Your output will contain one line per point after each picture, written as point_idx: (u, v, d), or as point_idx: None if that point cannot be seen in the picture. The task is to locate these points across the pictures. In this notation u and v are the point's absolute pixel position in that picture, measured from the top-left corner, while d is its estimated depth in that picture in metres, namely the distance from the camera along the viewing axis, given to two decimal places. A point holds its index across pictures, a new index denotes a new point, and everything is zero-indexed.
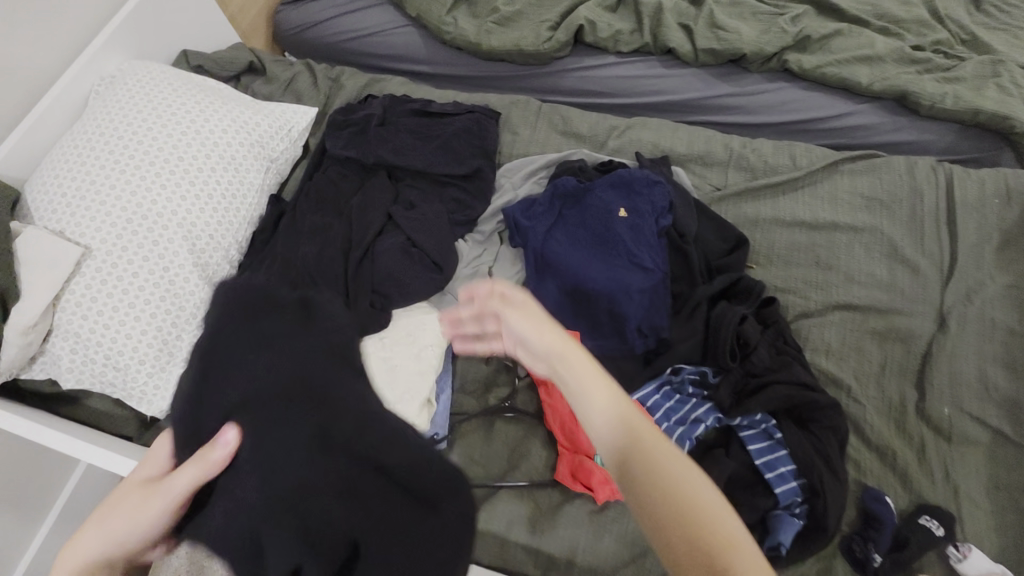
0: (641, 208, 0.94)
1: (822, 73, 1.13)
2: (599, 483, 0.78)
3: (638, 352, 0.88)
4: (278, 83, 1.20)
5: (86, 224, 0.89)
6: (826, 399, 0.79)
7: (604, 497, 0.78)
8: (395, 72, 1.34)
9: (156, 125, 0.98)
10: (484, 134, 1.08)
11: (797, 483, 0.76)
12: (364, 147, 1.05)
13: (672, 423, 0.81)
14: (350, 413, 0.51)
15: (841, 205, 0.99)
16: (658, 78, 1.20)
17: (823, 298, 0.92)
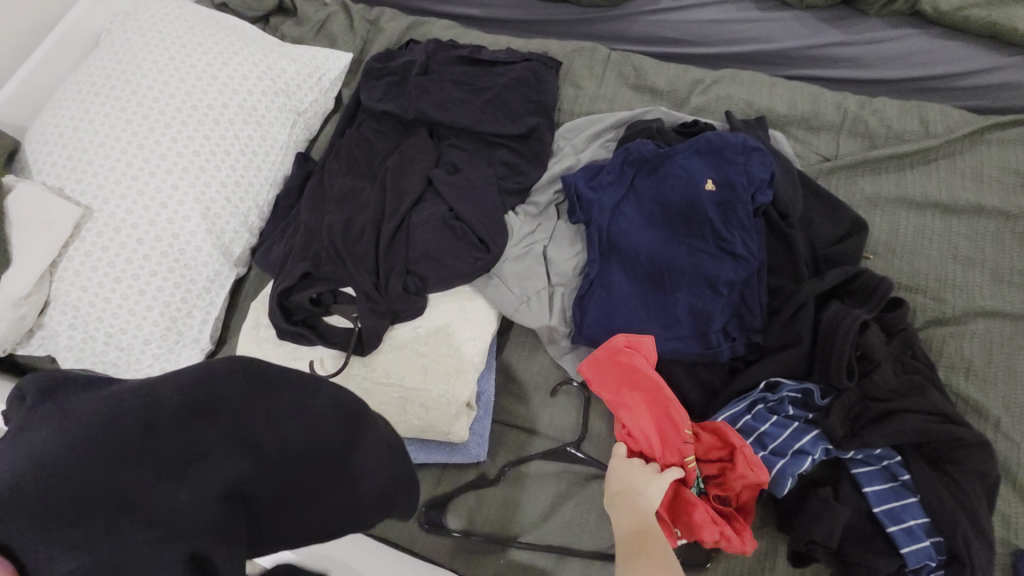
0: (735, 181, 0.76)
1: (967, 15, 0.90)
2: (705, 526, 0.61)
3: (723, 359, 0.72)
4: (307, 25, 1.05)
5: (88, 182, 0.78)
6: (971, 435, 0.62)
7: (712, 544, 0.61)
8: (440, 15, 1.17)
9: (168, 68, 0.86)
10: (541, 87, 0.91)
11: (931, 542, 0.60)
12: (402, 100, 0.90)
13: (769, 454, 0.65)
14: (175, 431, 0.41)
15: (987, 184, 0.79)
16: (751, 23, 1.00)
17: (963, 301, 0.73)
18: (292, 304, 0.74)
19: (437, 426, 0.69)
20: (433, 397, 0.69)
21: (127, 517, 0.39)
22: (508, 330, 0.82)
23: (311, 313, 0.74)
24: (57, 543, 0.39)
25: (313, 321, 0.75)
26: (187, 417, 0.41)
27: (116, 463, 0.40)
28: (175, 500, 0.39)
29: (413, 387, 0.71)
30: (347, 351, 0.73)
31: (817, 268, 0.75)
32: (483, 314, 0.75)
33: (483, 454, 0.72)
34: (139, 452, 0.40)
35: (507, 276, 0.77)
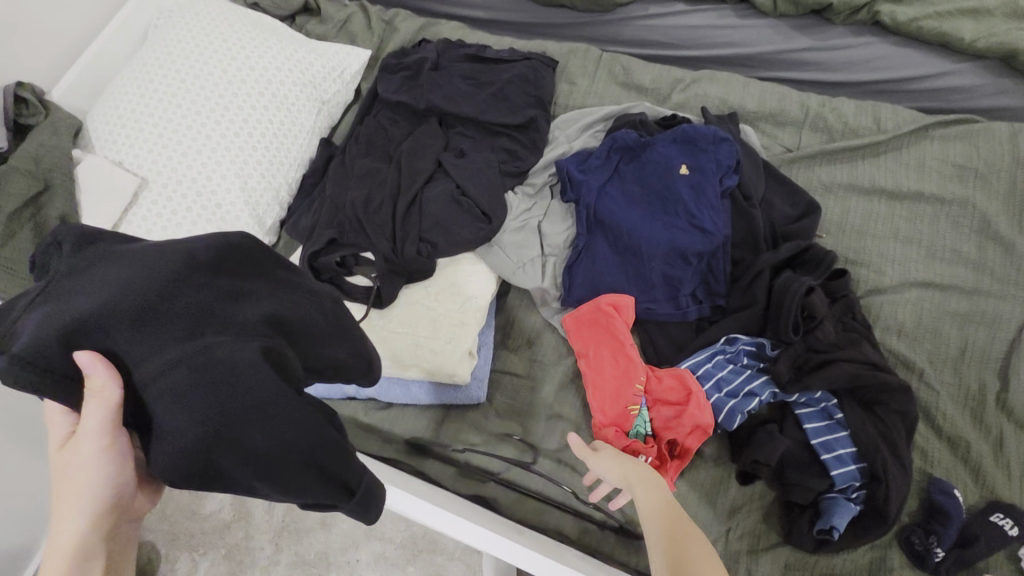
0: (705, 166, 0.87)
1: (919, 26, 1.00)
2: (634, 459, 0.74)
3: (691, 319, 0.84)
4: (331, 23, 1.17)
5: (144, 156, 0.90)
6: (895, 380, 0.74)
7: None
8: (450, 16, 1.29)
9: (212, 59, 0.98)
10: (540, 83, 1.03)
11: (856, 467, 0.72)
12: (417, 92, 1.02)
13: (723, 395, 0.77)
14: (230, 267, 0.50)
15: (928, 174, 0.90)
16: (729, 29, 1.11)
17: (900, 273, 0.84)
18: (321, 265, 0.86)
19: (443, 369, 0.80)
20: (440, 345, 0.81)
21: (206, 330, 0.46)
22: (506, 294, 0.93)
23: (337, 272, 0.85)
24: (152, 339, 0.45)
25: (339, 281, 0.87)
26: (240, 262, 0.51)
27: (185, 281, 0.47)
28: (244, 319, 0.48)
29: (424, 336, 0.82)
30: (367, 305, 0.84)
31: (773, 243, 0.86)
32: (485, 277, 0.87)
33: (482, 397, 0.84)
34: (204, 283, 0.48)
35: (507, 246, 0.89)
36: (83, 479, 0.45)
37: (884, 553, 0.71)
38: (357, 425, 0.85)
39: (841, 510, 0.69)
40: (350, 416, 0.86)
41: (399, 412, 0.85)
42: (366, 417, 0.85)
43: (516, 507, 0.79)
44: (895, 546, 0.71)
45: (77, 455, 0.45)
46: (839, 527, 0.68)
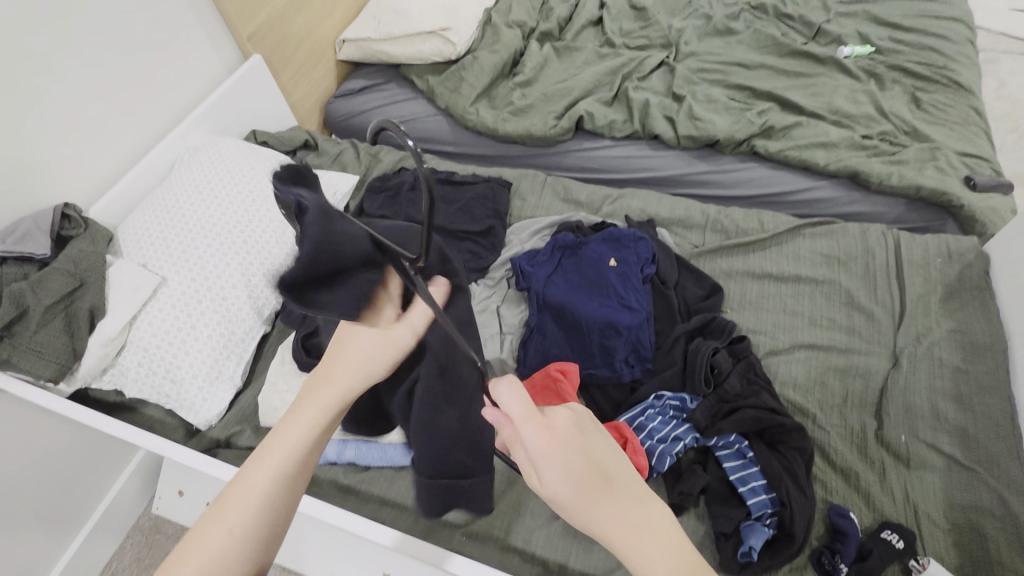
0: (629, 259, 1.09)
1: (785, 155, 1.32)
2: None
3: (625, 380, 1.00)
4: (327, 157, 1.43)
5: (164, 260, 1.07)
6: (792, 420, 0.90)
7: None
8: (425, 151, 1.59)
9: (230, 184, 1.20)
10: (497, 199, 1.28)
11: (768, 496, 0.84)
12: (397, 208, 1.26)
13: (654, 441, 0.90)
14: None
15: (804, 261, 1.14)
16: (646, 158, 1.42)
17: (789, 338, 1.04)
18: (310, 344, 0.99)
19: None
20: None
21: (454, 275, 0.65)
22: None
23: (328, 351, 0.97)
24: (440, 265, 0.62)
25: None
26: None
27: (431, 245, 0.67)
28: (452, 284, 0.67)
29: None
30: None
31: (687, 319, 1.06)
32: None
33: None
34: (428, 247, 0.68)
35: None
36: (358, 374, 0.56)
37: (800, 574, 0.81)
38: (337, 487, 0.95)
39: (755, 532, 0.81)
40: (331, 479, 0.96)
41: (375, 474, 0.96)
42: (345, 478, 0.96)
43: (482, 553, 0.88)
44: (809, 566, 0.82)
45: (380, 343, 0.56)
46: (756, 547, 0.79)
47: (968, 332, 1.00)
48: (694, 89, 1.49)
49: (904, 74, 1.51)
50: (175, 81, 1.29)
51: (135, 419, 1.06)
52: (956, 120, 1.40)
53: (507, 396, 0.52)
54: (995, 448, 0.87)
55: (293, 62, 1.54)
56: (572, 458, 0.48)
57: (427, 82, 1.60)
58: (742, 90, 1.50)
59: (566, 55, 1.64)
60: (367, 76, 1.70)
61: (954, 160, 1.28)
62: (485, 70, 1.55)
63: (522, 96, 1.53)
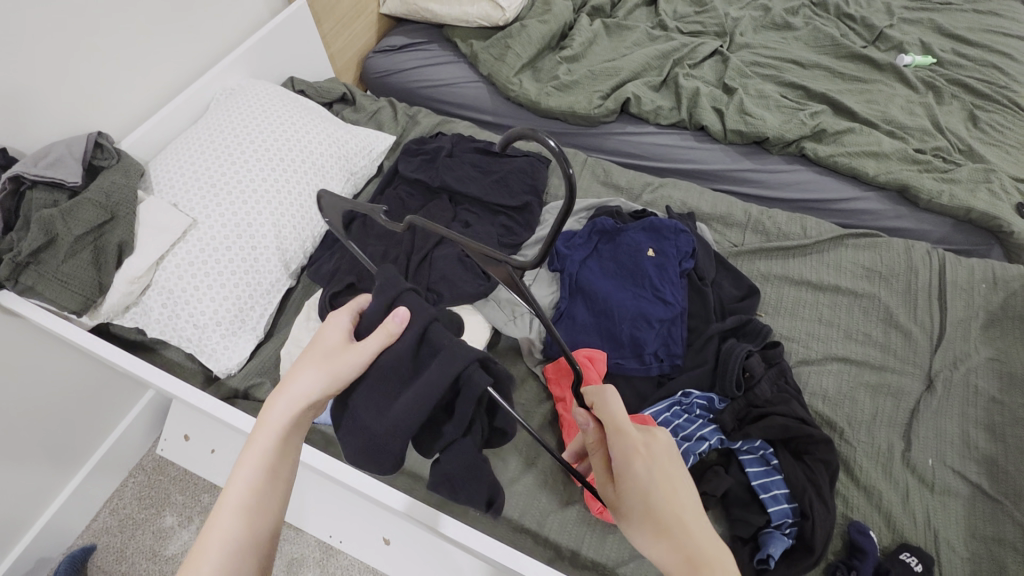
0: (668, 251, 1.07)
1: (834, 161, 1.28)
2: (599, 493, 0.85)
3: (653, 374, 0.98)
4: (364, 113, 1.39)
5: (196, 202, 1.05)
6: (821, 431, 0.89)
7: (595, 509, 0.85)
8: (461, 118, 1.55)
9: (267, 131, 1.17)
10: (535, 176, 1.25)
11: (789, 505, 0.84)
12: (432, 173, 1.23)
13: (679, 438, 0.89)
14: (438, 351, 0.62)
15: (844, 272, 1.11)
16: (690, 149, 1.38)
17: (822, 349, 1.03)
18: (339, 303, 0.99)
19: None
20: None
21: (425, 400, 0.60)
22: (496, 345, 1.07)
23: None
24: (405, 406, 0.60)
25: None
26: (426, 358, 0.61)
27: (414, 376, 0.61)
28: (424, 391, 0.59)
29: None
30: None
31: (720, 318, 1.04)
32: (478, 324, 1.02)
33: None
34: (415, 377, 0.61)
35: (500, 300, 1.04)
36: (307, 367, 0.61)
37: None
38: None
39: (775, 540, 0.81)
40: None
41: None
42: None
43: (494, 531, 0.87)
44: None
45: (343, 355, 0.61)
46: (774, 555, 0.79)
47: (1007, 362, 0.98)
48: (746, 83, 1.44)
49: (965, 90, 1.46)
50: (216, 17, 1.25)
51: (154, 360, 1.05)
52: (1013, 142, 1.36)
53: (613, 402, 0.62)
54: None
55: (336, 10, 1.48)
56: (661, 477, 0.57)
57: (471, 47, 1.55)
58: (795, 89, 1.45)
59: (617, 33, 1.59)
60: (408, 34, 1.65)
61: (1008, 184, 1.24)
62: (533, 40, 1.50)
63: (567, 71, 1.48)
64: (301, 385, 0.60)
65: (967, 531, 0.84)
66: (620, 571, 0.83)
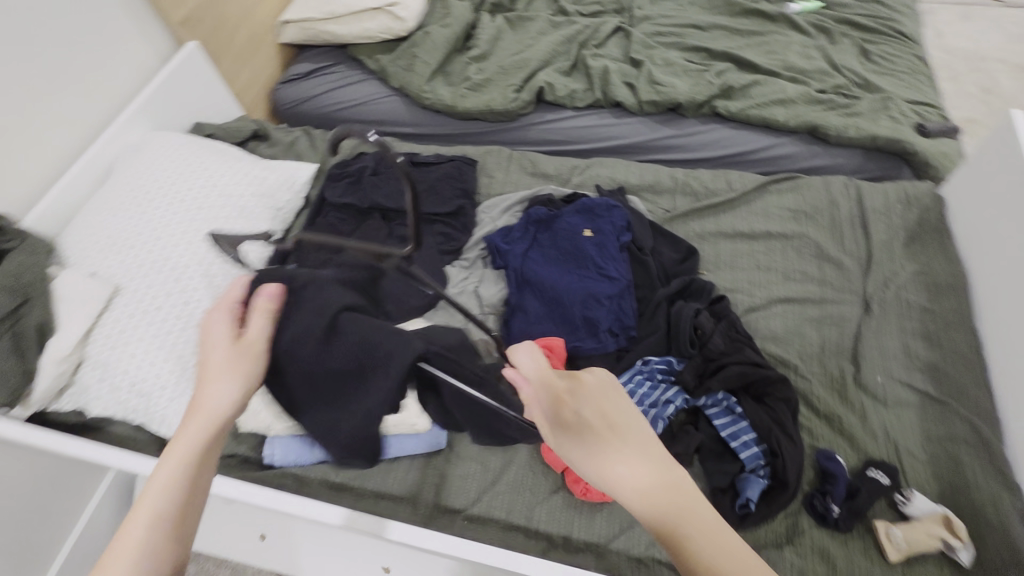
0: (604, 228, 1.09)
1: (746, 114, 1.33)
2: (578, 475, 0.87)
3: (611, 350, 1.00)
4: (280, 146, 1.35)
5: (116, 267, 1.01)
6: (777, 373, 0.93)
7: (578, 493, 0.86)
8: (382, 134, 1.53)
9: (179, 182, 1.13)
10: (464, 179, 1.25)
11: (759, 448, 0.87)
12: (360, 195, 1.21)
13: (645, 406, 0.91)
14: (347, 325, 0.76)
15: (773, 218, 1.15)
16: (610, 126, 1.40)
17: (765, 294, 1.06)
18: None
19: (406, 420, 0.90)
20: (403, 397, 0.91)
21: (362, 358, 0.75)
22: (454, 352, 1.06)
23: None
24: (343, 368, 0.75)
25: None
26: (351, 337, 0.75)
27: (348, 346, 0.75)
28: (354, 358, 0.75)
29: None
30: None
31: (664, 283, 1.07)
32: None
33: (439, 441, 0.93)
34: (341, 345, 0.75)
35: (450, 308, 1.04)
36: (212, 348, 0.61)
37: (795, 518, 0.85)
38: (330, 485, 0.93)
39: (751, 484, 0.84)
40: (322, 478, 0.93)
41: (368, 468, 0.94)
42: (337, 476, 0.93)
43: (485, 535, 0.87)
44: (804, 511, 0.85)
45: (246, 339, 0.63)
46: (753, 498, 0.83)
47: (931, 273, 1.04)
48: (652, 53, 1.48)
49: (853, 27, 1.54)
50: (104, 74, 1.19)
51: (103, 439, 1.00)
52: (903, 69, 1.44)
53: (525, 359, 0.59)
54: (964, 381, 0.92)
55: (232, 47, 1.45)
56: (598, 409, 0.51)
57: (379, 62, 1.53)
58: (699, 51, 1.50)
59: (520, 25, 1.60)
60: (313, 59, 1.62)
61: (905, 108, 1.31)
62: (439, 46, 1.50)
63: (478, 71, 1.49)
64: (220, 391, 0.58)
65: (923, 435, 0.89)
66: (612, 547, 0.84)
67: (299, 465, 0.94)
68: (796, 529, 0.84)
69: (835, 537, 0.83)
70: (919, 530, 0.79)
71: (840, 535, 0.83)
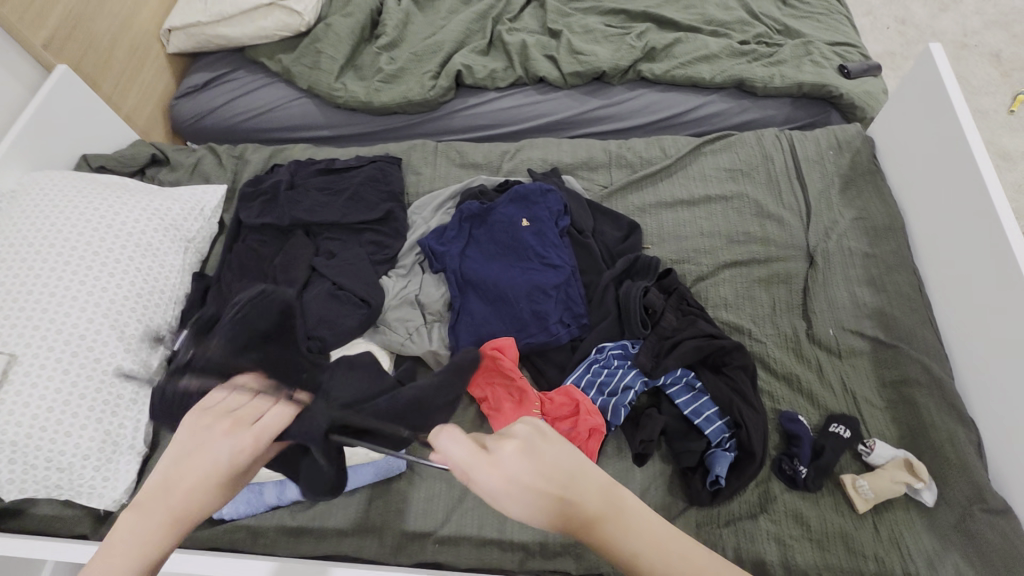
0: (540, 215, 1.04)
1: (672, 75, 1.29)
2: None
3: (564, 341, 0.96)
4: (183, 169, 1.24)
5: (5, 332, 0.89)
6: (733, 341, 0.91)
7: None
8: (297, 140, 1.43)
9: (66, 224, 0.99)
10: (388, 180, 1.18)
11: (722, 421, 0.86)
12: (278, 212, 1.12)
13: (606, 396, 0.89)
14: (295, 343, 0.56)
15: (711, 180, 1.13)
16: (537, 104, 1.34)
17: (712, 261, 1.04)
18: None
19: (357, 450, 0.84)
20: None
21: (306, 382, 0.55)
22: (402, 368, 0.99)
23: None
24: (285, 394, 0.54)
25: None
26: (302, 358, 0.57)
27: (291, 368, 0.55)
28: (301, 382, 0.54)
29: None
30: None
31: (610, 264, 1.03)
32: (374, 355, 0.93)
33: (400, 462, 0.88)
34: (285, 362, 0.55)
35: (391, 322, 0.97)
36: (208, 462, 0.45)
37: (766, 485, 0.84)
38: (287, 531, 0.86)
39: (720, 459, 0.82)
40: (278, 525, 0.87)
41: (327, 506, 0.88)
42: (294, 519, 0.87)
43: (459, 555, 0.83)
44: (773, 476, 0.85)
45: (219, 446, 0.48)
46: (723, 474, 0.81)
47: (869, 217, 1.04)
48: (569, 21, 1.41)
49: None
50: None
51: (28, 522, 0.90)
52: (820, 10, 1.42)
53: (448, 444, 0.47)
54: (912, 323, 0.92)
55: (113, 64, 1.30)
56: (523, 491, 0.43)
57: (281, 63, 1.42)
58: (617, 14, 1.44)
59: (429, 6, 1.50)
60: (209, 67, 1.49)
61: (827, 51, 1.30)
62: (343, 38, 1.39)
63: (390, 60, 1.39)
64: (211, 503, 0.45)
65: (878, 381, 0.89)
66: (589, 545, 0.82)
67: (251, 515, 0.87)
68: (768, 496, 0.83)
69: (805, 497, 0.83)
70: (883, 477, 0.80)
71: (810, 494, 0.83)
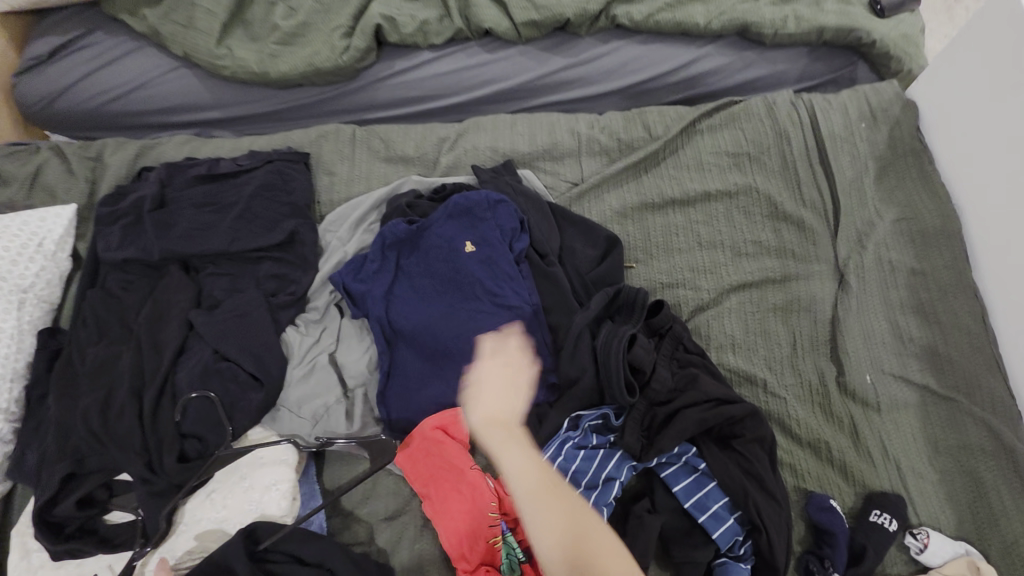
0: (490, 236, 0.78)
1: (656, 21, 0.98)
2: None
3: (525, 411, 0.74)
4: (18, 183, 0.93)
5: None
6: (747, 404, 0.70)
7: None
8: (182, 125, 1.11)
9: None
10: (290, 187, 0.89)
11: (734, 518, 0.65)
12: (143, 243, 0.84)
13: (584, 489, 0.68)
14: None
15: (710, 170, 0.87)
16: (483, 66, 1.04)
17: (713, 282, 0.80)
18: (62, 516, 0.67)
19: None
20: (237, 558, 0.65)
21: None
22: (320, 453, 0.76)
23: (88, 517, 0.68)
24: None
25: (95, 524, 0.69)
26: None
27: None
28: None
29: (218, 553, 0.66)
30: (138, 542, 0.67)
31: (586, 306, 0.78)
32: (272, 453, 0.70)
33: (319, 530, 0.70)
34: None
35: (295, 403, 0.74)
36: None
37: None
38: None
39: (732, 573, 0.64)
40: None
41: None
42: None
43: None
44: None
45: None
46: None
47: (914, 217, 0.81)
48: None
49: None
50: None
51: None
52: None
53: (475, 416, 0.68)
54: (972, 366, 0.72)
55: None
56: (512, 459, 0.65)
57: (144, 21, 1.07)
58: None
59: None
60: (55, 28, 1.11)
61: None
62: None
63: (288, 11, 1.04)
64: None
65: (929, 446, 0.70)
66: None
67: None
68: None
69: None
70: None
71: None
